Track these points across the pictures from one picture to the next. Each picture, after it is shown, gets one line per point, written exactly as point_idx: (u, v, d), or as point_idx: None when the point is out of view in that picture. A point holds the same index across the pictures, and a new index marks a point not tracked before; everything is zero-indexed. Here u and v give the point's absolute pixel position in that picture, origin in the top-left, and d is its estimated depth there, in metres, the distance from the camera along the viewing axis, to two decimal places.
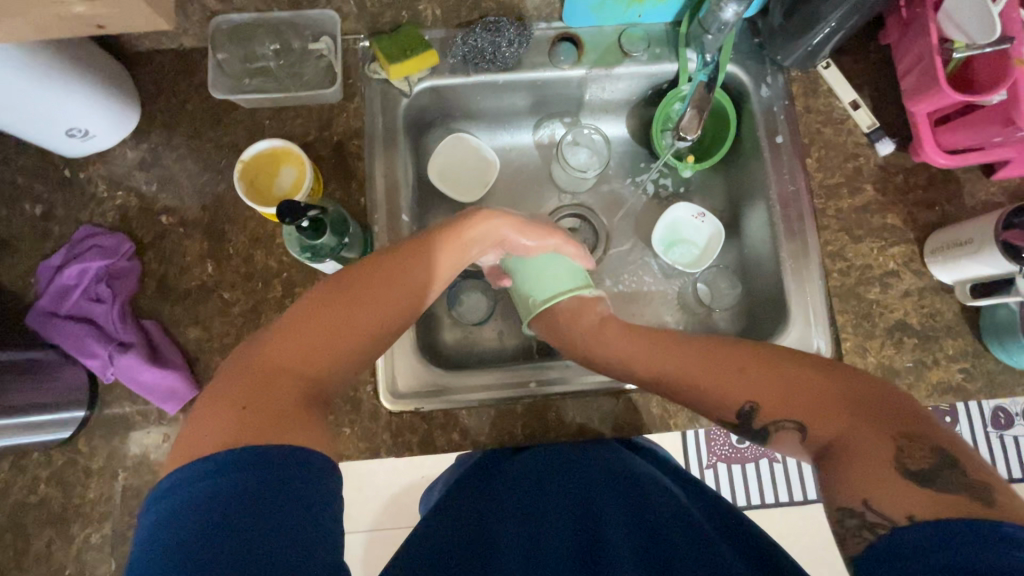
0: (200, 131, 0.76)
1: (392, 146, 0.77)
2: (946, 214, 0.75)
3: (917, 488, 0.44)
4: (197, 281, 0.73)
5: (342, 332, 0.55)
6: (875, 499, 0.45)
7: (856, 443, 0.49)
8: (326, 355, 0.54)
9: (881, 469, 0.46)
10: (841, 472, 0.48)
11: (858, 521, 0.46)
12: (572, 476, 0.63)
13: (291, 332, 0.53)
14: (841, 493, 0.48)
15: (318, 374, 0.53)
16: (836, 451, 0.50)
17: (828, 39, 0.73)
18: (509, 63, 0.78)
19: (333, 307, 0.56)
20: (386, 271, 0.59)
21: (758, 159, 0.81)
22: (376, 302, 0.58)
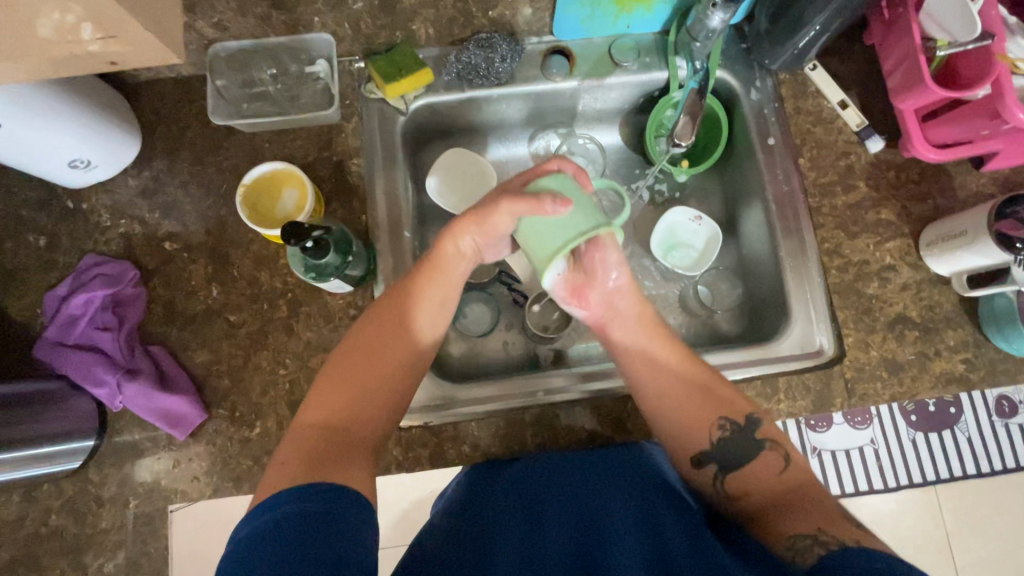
0: (201, 156, 0.77)
1: (391, 164, 0.78)
2: (938, 206, 0.77)
3: (854, 528, 0.52)
4: (202, 305, 0.73)
5: (375, 371, 0.61)
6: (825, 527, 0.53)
7: (809, 494, 0.58)
8: (364, 395, 0.60)
9: (824, 512, 0.55)
10: (792, 509, 0.57)
11: (809, 540, 0.52)
12: (577, 482, 0.64)
13: (330, 385, 0.60)
14: (797, 529, 0.54)
15: (360, 420, 0.59)
16: (797, 496, 0.58)
17: (814, 41, 0.75)
18: (502, 79, 0.80)
19: (358, 355, 0.61)
20: (400, 310, 0.64)
21: (751, 161, 0.82)
22: (395, 341, 0.63)
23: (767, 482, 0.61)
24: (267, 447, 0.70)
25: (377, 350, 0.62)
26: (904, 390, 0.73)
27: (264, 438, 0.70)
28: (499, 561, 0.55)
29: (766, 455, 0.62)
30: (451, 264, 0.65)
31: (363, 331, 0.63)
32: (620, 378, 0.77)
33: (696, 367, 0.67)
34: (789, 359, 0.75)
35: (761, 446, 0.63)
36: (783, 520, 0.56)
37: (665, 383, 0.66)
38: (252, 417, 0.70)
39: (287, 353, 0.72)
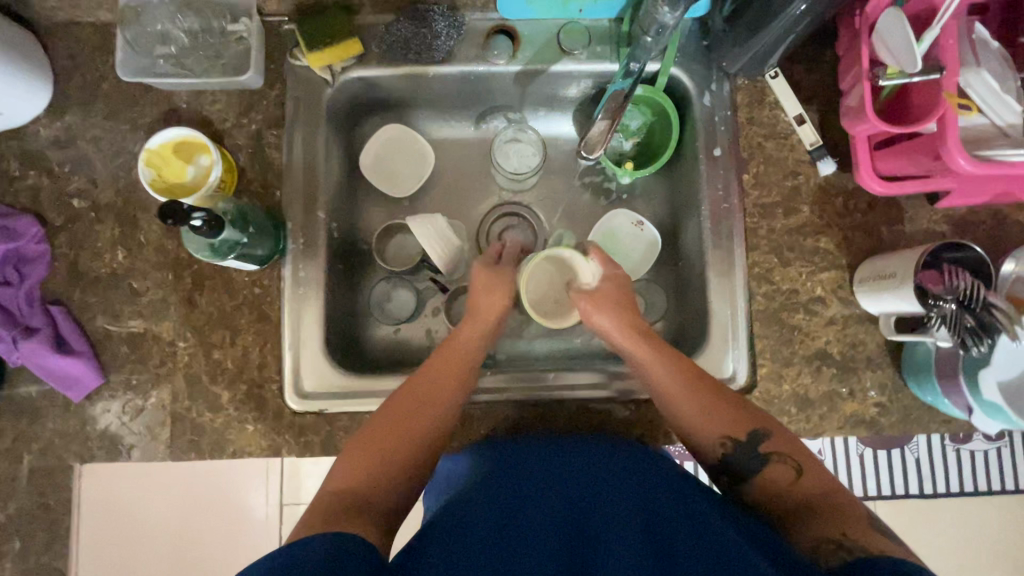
0: (116, 111, 0.73)
1: (314, 139, 0.74)
2: (882, 240, 0.73)
3: (883, 537, 0.49)
4: (107, 268, 0.72)
5: (413, 421, 0.63)
6: (849, 530, 0.50)
7: (824, 506, 0.54)
8: (396, 454, 0.61)
9: (843, 517, 0.52)
10: (806, 525, 0.53)
11: (834, 544, 0.49)
12: (564, 465, 0.62)
13: (361, 446, 0.61)
14: (818, 534, 0.51)
15: (379, 486, 0.58)
16: (814, 509, 0.54)
17: (773, 47, 0.69)
18: (439, 57, 0.75)
19: (381, 425, 0.62)
20: (443, 365, 0.68)
21: (695, 172, 0.77)
22: (432, 407, 0.65)
23: (784, 493, 0.57)
24: (163, 418, 0.70)
25: (414, 408, 0.64)
26: (811, 427, 0.71)
27: (160, 409, 0.70)
28: (480, 552, 0.52)
29: (777, 465, 0.59)
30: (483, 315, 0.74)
31: (387, 407, 0.64)
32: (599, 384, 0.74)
33: (702, 376, 0.65)
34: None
35: (768, 457, 0.60)
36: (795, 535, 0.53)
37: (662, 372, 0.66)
38: (149, 386, 0.70)
39: (189, 325, 0.71)
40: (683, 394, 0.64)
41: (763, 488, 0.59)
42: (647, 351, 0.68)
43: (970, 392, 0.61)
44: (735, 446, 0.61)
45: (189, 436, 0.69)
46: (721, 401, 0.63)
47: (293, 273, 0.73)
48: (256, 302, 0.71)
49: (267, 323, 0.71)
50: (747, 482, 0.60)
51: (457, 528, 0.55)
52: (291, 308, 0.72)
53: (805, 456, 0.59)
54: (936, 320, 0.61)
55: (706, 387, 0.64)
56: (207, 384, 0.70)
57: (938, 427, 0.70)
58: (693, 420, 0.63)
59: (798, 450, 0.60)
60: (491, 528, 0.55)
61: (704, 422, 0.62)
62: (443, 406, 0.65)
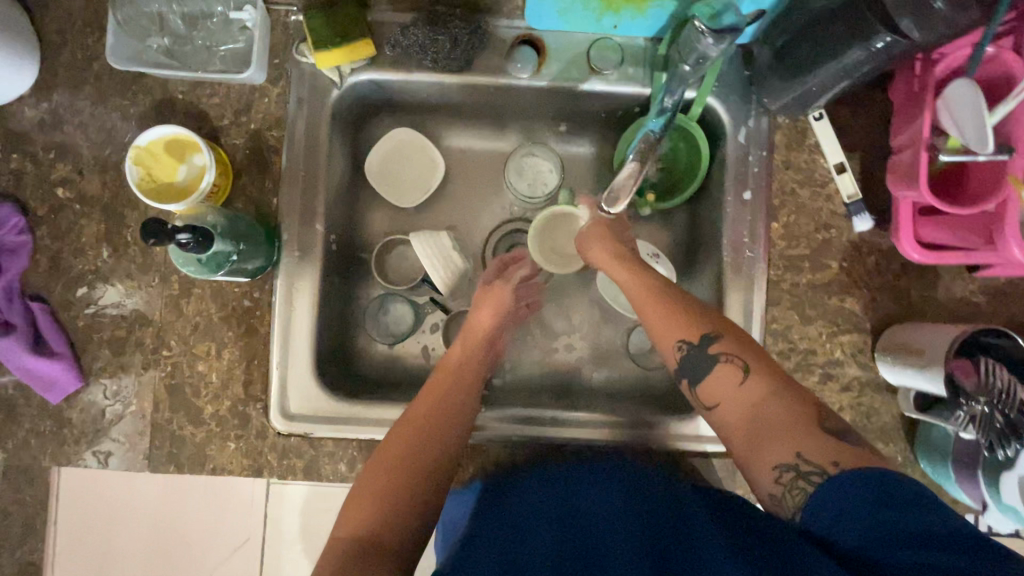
0: (106, 96, 0.68)
1: (316, 143, 0.69)
2: (912, 306, 0.68)
3: (841, 446, 0.47)
4: (91, 266, 0.68)
5: (422, 454, 0.59)
6: (803, 449, 0.47)
7: (769, 417, 0.51)
8: (404, 489, 0.56)
9: (791, 427, 0.49)
10: (761, 444, 0.50)
11: (790, 472, 0.47)
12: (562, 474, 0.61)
13: (366, 492, 0.56)
14: (774, 457, 0.48)
15: (393, 524, 0.54)
16: (765, 423, 0.51)
17: (822, 91, 0.63)
18: (458, 65, 0.69)
19: (384, 458, 0.59)
20: (441, 386, 0.66)
21: (719, 213, 0.72)
22: (427, 427, 0.62)
23: (733, 399, 0.54)
24: (142, 427, 0.67)
25: (420, 437, 0.61)
26: None
27: (139, 417, 0.67)
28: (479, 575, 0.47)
29: (724, 369, 0.55)
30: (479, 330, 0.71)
31: (388, 443, 0.60)
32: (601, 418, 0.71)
33: (668, 296, 0.62)
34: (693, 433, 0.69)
35: (716, 358, 0.56)
36: (750, 460, 0.51)
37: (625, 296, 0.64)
38: (130, 393, 0.67)
39: (174, 333, 0.68)
40: (652, 310, 0.61)
41: (711, 394, 0.56)
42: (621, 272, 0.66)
43: (989, 493, 0.58)
44: (691, 349, 0.57)
45: (168, 449, 0.67)
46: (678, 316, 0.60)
47: (285, 286, 0.69)
48: (244, 315, 0.68)
49: (255, 338, 0.68)
50: (698, 383, 0.57)
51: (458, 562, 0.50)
52: (280, 325, 0.68)
53: (753, 347, 0.56)
54: (963, 415, 0.58)
55: (665, 300, 0.61)
56: (189, 397, 0.67)
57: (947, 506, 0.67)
58: (659, 325, 0.60)
59: (748, 349, 0.55)
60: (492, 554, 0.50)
61: (666, 332, 0.59)
62: (446, 430, 0.62)
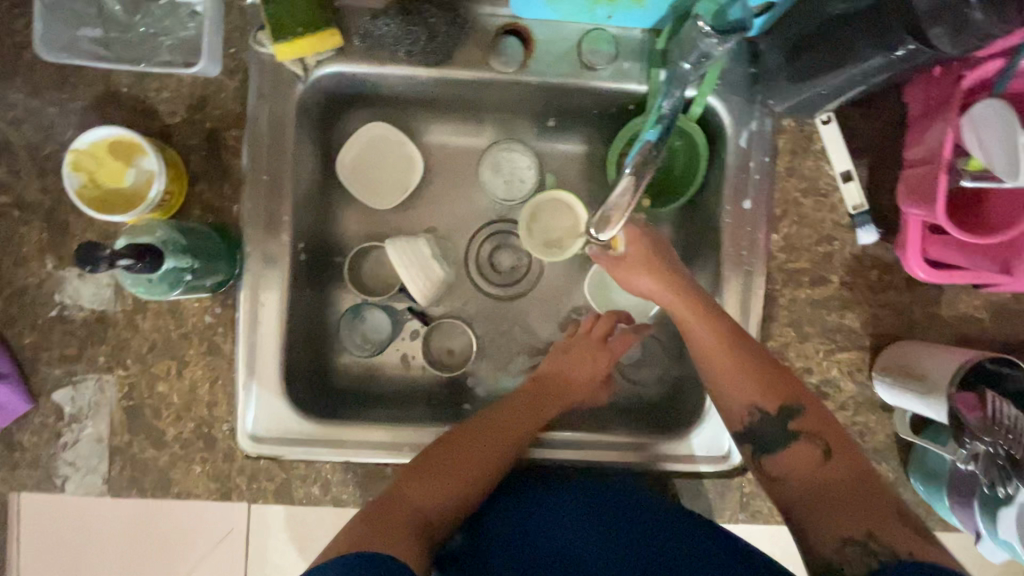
0: (41, 89, 0.61)
1: (280, 141, 0.63)
2: (913, 323, 0.65)
3: (919, 537, 0.43)
4: (34, 279, 0.62)
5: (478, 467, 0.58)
6: (876, 531, 0.44)
7: (841, 492, 0.48)
8: (450, 485, 0.56)
9: (872, 508, 0.46)
10: (825, 513, 0.47)
11: (860, 548, 0.43)
12: (573, 513, 0.58)
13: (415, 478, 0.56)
14: (841, 527, 0.45)
15: (438, 505, 0.55)
16: (837, 493, 0.48)
17: (831, 95, 0.58)
18: (438, 57, 0.62)
19: (445, 449, 0.59)
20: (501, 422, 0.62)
21: (716, 221, 0.68)
22: (496, 443, 0.60)
23: (807, 473, 0.51)
24: (99, 451, 0.63)
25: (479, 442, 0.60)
26: None
27: (96, 441, 0.63)
28: None
29: (802, 444, 0.53)
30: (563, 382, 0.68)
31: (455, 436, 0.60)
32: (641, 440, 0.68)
33: (747, 349, 0.57)
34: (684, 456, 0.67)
35: (795, 436, 0.53)
36: (810, 527, 0.48)
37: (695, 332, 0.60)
38: (85, 415, 0.63)
39: (129, 351, 0.63)
40: (712, 357, 0.58)
41: (780, 466, 0.53)
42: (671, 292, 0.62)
43: (983, 523, 0.56)
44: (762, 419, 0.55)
45: (129, 474, 0.63)
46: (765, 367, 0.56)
47: (250, 299, 0.64)
48: (206, 332, 0.63)
49: (218, 357, 0.63)
50: (770, 455, 0.54)
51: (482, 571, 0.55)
52: (246, 341, 0.64)
53: (835, 429, 0.53)
54: (961, 449, 0.55)
55: (734, 346, 0.57)
56: (149, 419, 0.63)
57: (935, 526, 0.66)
58: (728, 386, 0.57)
59: (830, 430, 0.53)
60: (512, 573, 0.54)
61: (732, 387, 0.57)
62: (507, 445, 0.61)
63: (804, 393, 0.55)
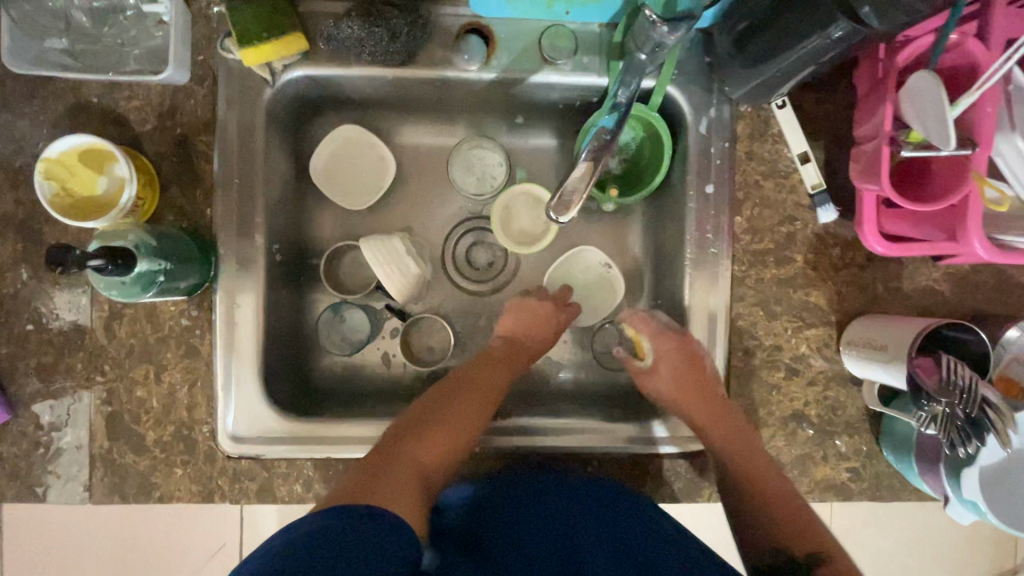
0: (11, 102, 0.62)
1: (250, 145, 0.64)
2: (876, 298, 0.67)
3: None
4: (9, 290, 0.63)
5: (461, 421, 0.60)
6: None
7: None
8: (437, 438, 0.57)
9: None
10: None
11: None
12: (555, 498, 0.61)
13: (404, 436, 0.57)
14: None
15: (428, 453, 0.56)
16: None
17: (783, 78, 0.60)
18: (402, 57, 0.64)
19: (431, 408, 0.60)
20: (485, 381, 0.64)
21: (682, 207, 0.70)
22: (477, 400, 0.62)
23: None
24: (80, 459, 0.63)
25: (464, 400, 0.62)
26: None
27: (76, 449, 0.63)
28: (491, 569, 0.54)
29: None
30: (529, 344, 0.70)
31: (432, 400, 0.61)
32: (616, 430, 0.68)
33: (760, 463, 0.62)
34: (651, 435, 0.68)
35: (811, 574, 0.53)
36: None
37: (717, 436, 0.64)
38: (64, 423, 0.63)
39: (107, 358, 0.63)
40: (751, 469, 0.62)
41: None
42: (700, 406, 0.65)
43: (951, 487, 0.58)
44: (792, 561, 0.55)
45: (109, 480, 0.63)
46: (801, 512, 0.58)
47: (226, 301, 0.64)
48: (183, 335, 0.63)
49: (196, 359, 0.64)
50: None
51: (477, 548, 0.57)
52: (224, 342, 0.64)
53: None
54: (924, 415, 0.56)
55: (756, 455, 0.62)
56: (129, 424, 0.63)
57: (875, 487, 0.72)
58: (766, 513, 0.59)
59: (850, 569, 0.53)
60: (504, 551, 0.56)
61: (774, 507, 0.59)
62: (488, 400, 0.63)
63: (827, 537, 0.56)
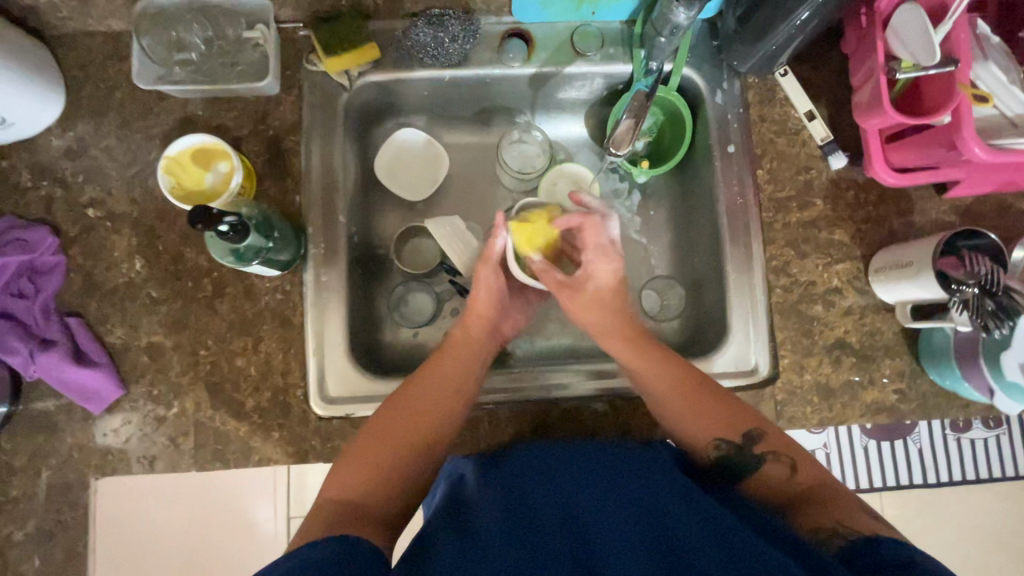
0: (129, 120, 0.73)
1: (331, 144, 0.74)
2: (894, 231, 0.74)
3: (874, 522, 0.53)
4: (124, 279, 0.71)
5: (404, 430, 0.63)
6: (842, 520, 0.53)
7: (816, 499, 0.57)
8: (389, 455, 0.61)
9: (835, 505, 0.55)
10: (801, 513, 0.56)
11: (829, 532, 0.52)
12: (564, 472, 0.59)
13: (353, 461, 0.61)
14: (815, 523, 0.54)
15: (385, 472, 0.60)
16: (809, 500, 0.57)
17: (784, 45, 0.70)
18: (455, 60, 0.75)
19: (378, 427, 0.63)
20: (428, 382, 0.67)
21: (709, 170, 0.79)
22: (416, 408, 0.65)
23: (777, 487, 0.60)
24: (186, 428, 0.69)
25: (405, 410, 0.64)
26: (834, 416, 0.72)
27: (182, 419, 0.69)
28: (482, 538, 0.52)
29: (772, 464, 0.61)
30: (467, 319, 0.73)
31: (383, 412, 0.64)
32: (594, 379, 0.76)
33: (704, 386, 0.66)
34: (606, 375, 0.76)
35: (764, 458, 0.61)
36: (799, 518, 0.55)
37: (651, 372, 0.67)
38: (171, 396, 0.69)
39: (210, 333, 0.70)
40: (673, 388, 0.65)
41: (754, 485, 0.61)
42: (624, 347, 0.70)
43: (994, 379, 0.63)
44: (729, 451, 0.62)
45: (213, 446, 0.68)
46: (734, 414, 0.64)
47: (314, 277, 0.72)
48: (277, 308, 0.71)
49: (290, 330, 0.71)
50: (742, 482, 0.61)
51: (472, 522, 0.54)
52: (314, 313, 0.71)
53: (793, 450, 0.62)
54: (957, 304, 0.63)
55: (688, 374, 0.67)
56: (230, 393, 0.69)
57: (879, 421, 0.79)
58: (688, 418, 0.64)
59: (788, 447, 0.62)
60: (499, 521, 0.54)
61: (712, 412, 0.64)
62: (429, 406, 0.65)
63: (755, 416, 0.63)
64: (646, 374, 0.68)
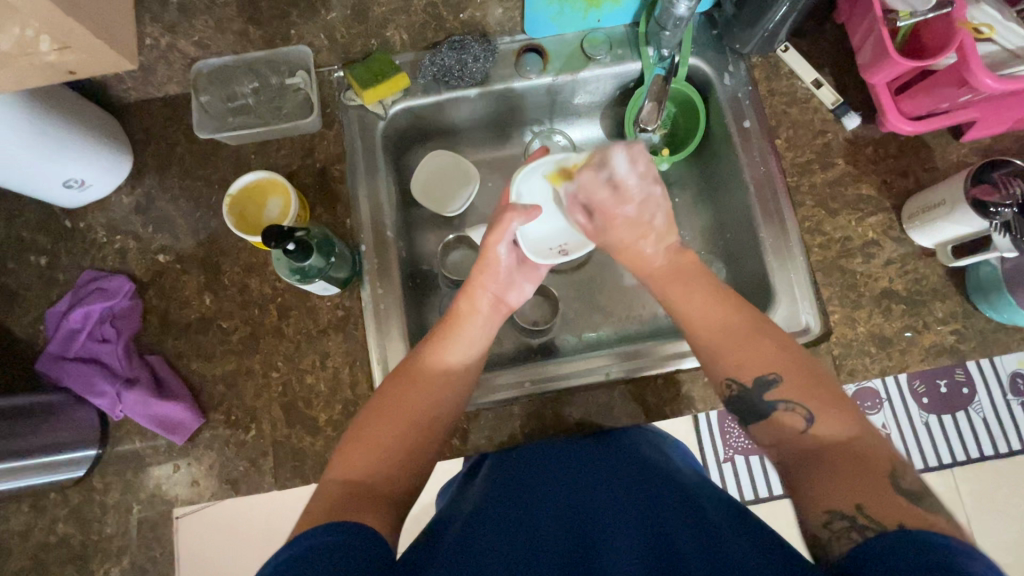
0: (191, 170, 0.80)
1: (373, 168, 0.80)
2: (920, 179, 0.77)
3: (917, 506, 0.45)
4: (196, 314, 0.75)
5: (413, 408, 0.63)
6: (865, 503, 0.46)
7: (847, 455, 0.50)
8: (397, 430, 0.61)
9: (857, 476, 0.48)
10: (819, 480, 0.49)
11: (847, 522, 0.46)
12: (564, 473, 0.63)
13: (358, 439, 0.60)
14: (831, 500, 0.48)
15: (390, 448, 0.60)
16: (824, 458, 0.50)
17: (782, 23, 0.75)
18: (478, 78, 0.81)
19: (387, 403, 0.63)
20: (435, 363, 0.66)
21: (729, 147, 0.82)
22: (426, 391, 0.64)
23: (791, 439, 0.54)
24: (264, 449, 0.71)
25: (409, 390, 0.64)
26: (894, 364, 0.72)
27: (259, 441, 0.71)
28: (485, 525, 0.56)
29: (788, 413, 0.55)
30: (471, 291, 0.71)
31: (383, 391, 0.64)
32: (615, 364, 0.77)
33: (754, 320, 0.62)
34: (630, 359, 0.77)
35: (776, 406, 0.56)
36: (806, 492, 0.50)
37: (695, 309, 0.64)
38: (247, 420, 0.72)
39: (280, 355, 0.74)
40: (708, 326, 0.62)
41: (770, 434, 0.56)
42: (690, 288, 0.65)
43: None
44: (740, 390, 0.58)
45: (292, 463, 0.71)
46: (769, 351, 0.58)
47: (371, 293, 0.76)
48: (339, 324, 0.75)
49: (353, 343, 0.74)
50: (753, 423, 0.58)
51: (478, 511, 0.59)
52: (375, 329, 0.75)
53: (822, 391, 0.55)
54: (997, 227, 0.64)
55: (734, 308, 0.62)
56: (303, 410, 0.72)
57: (941, 381, 0.72)
58: (715, 355, 0.61)
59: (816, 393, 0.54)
60: (502, 513, 0.58)
61: (737, 356, 0.59)
62: (436, 387, 0.65)
63: (783, 359, 0.57)
64: (703, 319, 0.63)
